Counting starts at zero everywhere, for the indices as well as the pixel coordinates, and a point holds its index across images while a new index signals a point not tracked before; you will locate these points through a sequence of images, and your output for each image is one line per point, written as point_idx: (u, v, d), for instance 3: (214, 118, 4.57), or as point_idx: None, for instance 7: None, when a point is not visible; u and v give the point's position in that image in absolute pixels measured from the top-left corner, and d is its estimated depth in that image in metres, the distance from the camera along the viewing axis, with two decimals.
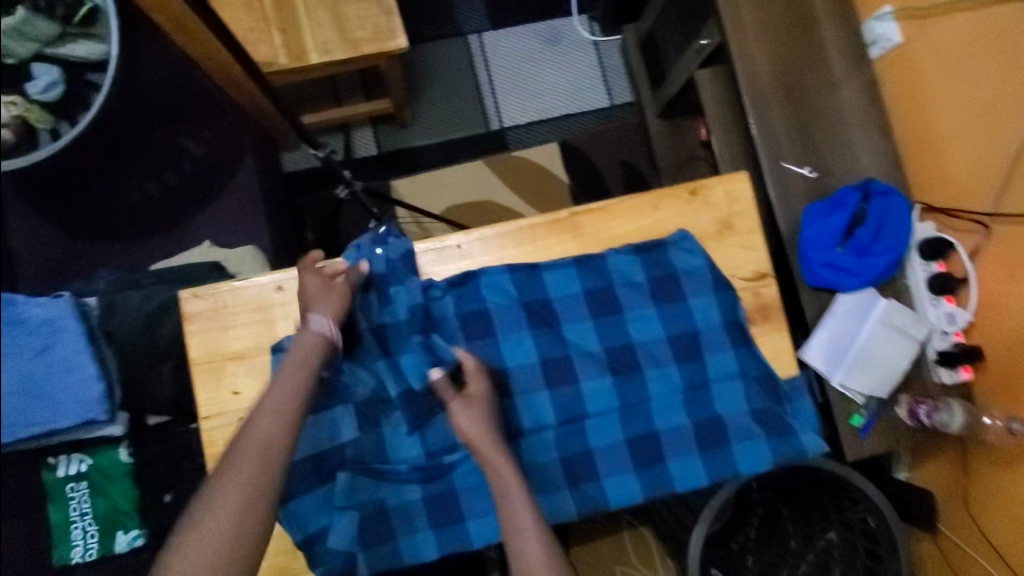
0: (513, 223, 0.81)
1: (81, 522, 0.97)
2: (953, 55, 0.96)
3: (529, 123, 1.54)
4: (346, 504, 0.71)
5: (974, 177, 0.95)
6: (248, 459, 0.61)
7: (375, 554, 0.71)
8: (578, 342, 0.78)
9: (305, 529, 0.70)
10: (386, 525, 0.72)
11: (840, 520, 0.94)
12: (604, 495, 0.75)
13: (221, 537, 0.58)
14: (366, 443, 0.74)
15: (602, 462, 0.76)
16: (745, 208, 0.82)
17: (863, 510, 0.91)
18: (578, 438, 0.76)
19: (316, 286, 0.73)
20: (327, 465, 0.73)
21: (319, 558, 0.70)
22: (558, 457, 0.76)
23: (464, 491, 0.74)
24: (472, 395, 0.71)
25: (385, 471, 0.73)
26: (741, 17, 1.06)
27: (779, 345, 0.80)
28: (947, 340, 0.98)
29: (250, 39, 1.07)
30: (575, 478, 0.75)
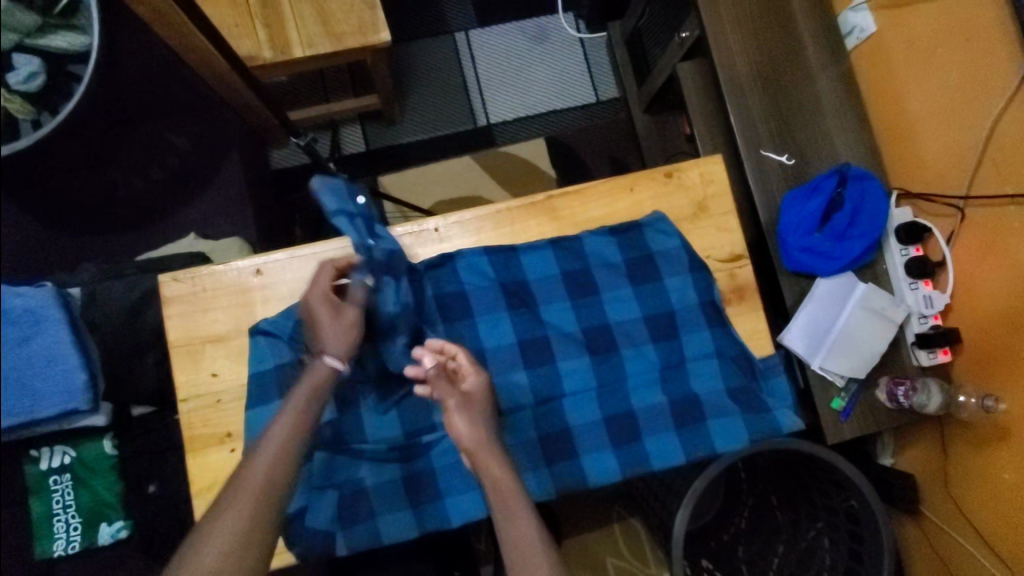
0: (491, 207, 0.83)
1: (64, 515, 0.97)
2: (923, 44, 0.98)
3: (516, 119, 1.56)
4: (324, 484, 0.74)
5: (948, 163, 0.97)
6: (254, 485, 0.62)
7: (351, 534, 0.73)
8: (556, 323, 0.80)
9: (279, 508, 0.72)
10: (364, 506, 0.74)
11: (825, 505, 0.93)
12: (582, 473, 0.76)
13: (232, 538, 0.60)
14: (344, 422, 0.76)
15: (581, 441, 0.77)
16: (721, 190, 0.84)
17: (848, 495, 0.89)
18: (557, 418, 0.77)
19: (325, 315, 0.71)
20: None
21: (296, 538, 0.72)
22: (536, 437, 0.76)
23: (440, 469, 0.76)
24: (470, 393, 0.70)
25: (361, 450, 0.75)
26: (719, 7, 1.07)
27: (755, 325, 0.82)
28: (925, 324, 1.00)
29: (235, 34, 1.09)
30: (553, 457, 0.76)
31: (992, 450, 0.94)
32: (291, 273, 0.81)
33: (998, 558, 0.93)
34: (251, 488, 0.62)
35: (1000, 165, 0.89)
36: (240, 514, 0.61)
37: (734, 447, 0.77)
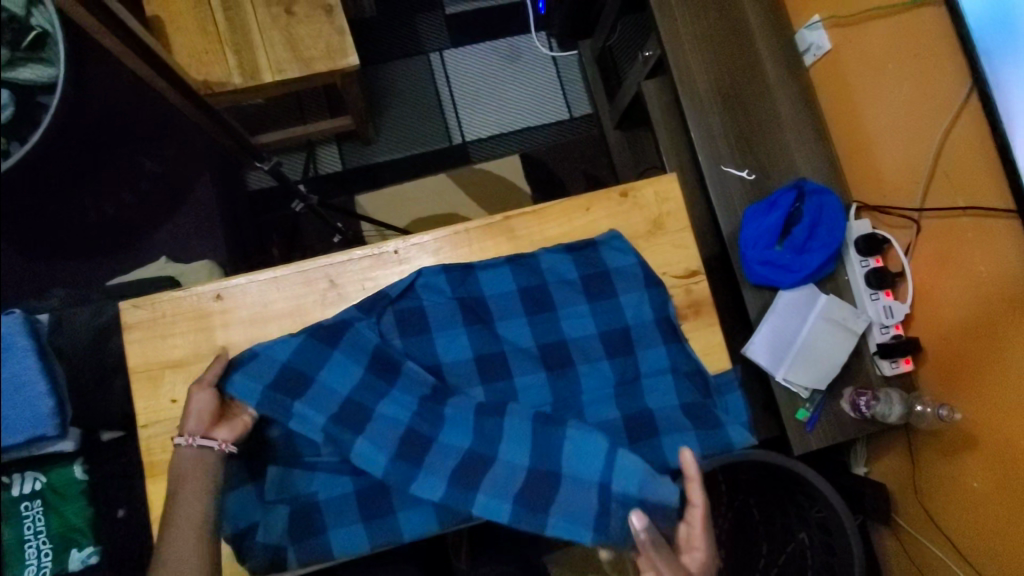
0: (450, 228, 0.85)
1: (36, 541, 0.93)
2: (876, 59, 1.00)
3: (491, 137, 1.58)
4: (277, 497, 0.79)
5: (903, 175, 0.99)
6: (188, 527, 0.69)
7: (305, 546, 0.77)
8: (512, 338, 0.82)
9: (235, 524, 0.76)
10: (316, 518, 0.79)
11: (802, 517, 0.95)
12: None
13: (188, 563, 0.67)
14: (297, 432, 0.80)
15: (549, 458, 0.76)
16: (676, 208, 0.85)
17: (823, 509, 0.90)
18: None
19: (193, 409, 0.74)
20: (258, 462, 0.80)
21: (248, 551, 0.76)
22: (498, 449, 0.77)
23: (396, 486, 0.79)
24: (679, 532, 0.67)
25: (315, 462, 0.80)
26: (678, 28, 1.10)
27: (709, 340, 0.84)
28: (886, 333, 1.01)
29: (204, 60, 1.10)
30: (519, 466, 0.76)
31: (960, 459, 0.95)
32: (253, 296, 0.82)
33: (965, 562, 0.96)
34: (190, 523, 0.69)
35: (952, 177, 0.90)
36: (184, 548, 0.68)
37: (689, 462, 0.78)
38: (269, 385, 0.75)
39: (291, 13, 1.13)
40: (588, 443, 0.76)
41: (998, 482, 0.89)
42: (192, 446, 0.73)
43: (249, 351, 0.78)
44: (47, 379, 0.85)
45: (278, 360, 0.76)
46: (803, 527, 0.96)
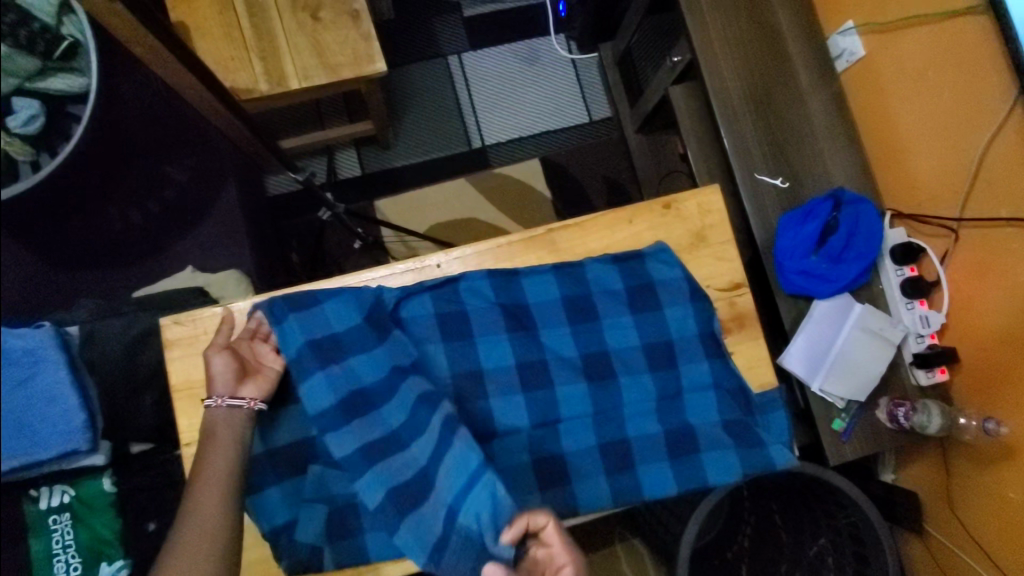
0: (492, 241, 0.83)
1: (64, 554, 0.95)
2: (914, 67, 0.98)
3: (511, 140, 1.57)
4: (314, 497, 0.74)
5: (941, 184, 0.98)
6: (210, 489, 0.65)
7: (341, 549, 0.73)
8: (539, 296, 0.81)
9: (272, 521, 0.73)
10: (353, 521, 0.74)
11: (829, 525, 0.95)
12: (574, 501, 0.76)
13: (206, 534, 0.63)
14: None
15: (575, 467, 0.77)
16: (718, 220, 0.84)
17: (851, 513, 0.91)
18: (553, 444, 0.77)
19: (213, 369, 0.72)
20: (298, 457, 0.76)
21: (285, 550, 0.72)
22: (528, 461, 0.76)
23: None
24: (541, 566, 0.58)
25: None
26: (710, 34, 1.09)
27: (754, 354, 0.83)
28: (922, 343, 1.01)
29: (230, 67, 1.08)
30: (545, 484, 0.76)
31: (996, 469, 0.95)
32: None
33: (999, 571, 0.96)
34: (215, 501, 0.65)
35: (995, 188, 0.89)
36: (208, 510, 0.64)
37: (727, 480, 0.77)
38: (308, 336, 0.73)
39: (317, 19, 1.12)
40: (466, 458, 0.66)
41: None
42: (222, 406, 0.70)
43: (308, 296, 0.77)
44: (80, 394, 0.84)
45: (328, 327, 0.75)
46: (823, 532, 0.95)
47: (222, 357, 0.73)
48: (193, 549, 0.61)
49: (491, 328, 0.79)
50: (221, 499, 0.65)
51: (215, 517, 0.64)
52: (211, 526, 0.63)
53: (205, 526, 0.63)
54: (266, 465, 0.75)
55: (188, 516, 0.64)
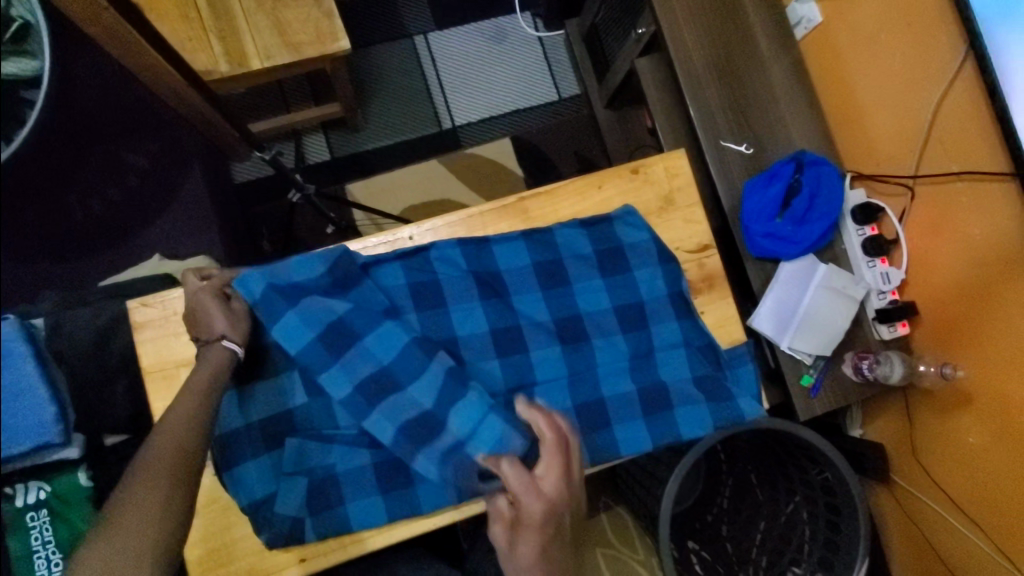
0: (463, 211, 0.83)
1: (44, 551, 0.94)
2: (868, 31, 1.01)
3: (481, 120, 1.57)
4: (294, 470, 0.72)
5: (894, 144, 1.02)
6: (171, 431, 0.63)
7: (322, 520, 0.71)
8: (510, 260, 0.81)
9: (251, 494, 0.71)
10: (334, 492, 0.72)
11: (803, 480, 0.95)
12: None
13: (163, 467, 0.60)
14: (312, 408, 0.74)
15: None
16: (686, 182, 0.86)
17: (824, 469, 0.89)
18: None
19: (216, 307, 0.71)
20: (273, 432, 0.73)
21: (265, 523, 0.70)
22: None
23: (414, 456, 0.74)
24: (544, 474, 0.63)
25: (333, 434, 0.74)
26: (672, 3, 1.10)
27: (724, 313, 0.85)
28: (884, 299, 1.05)
29: (189, 48, 1.06)
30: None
31: (953, 415, 1.00)
32: None
33: (957, 507, 1.02)
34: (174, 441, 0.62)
35: (947, 145, 0.93)
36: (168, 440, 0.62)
37: (700, 433, 0.80)
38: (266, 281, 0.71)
39: None
40: (470, 407, 0.71)
41: (992, 433, 0.94)
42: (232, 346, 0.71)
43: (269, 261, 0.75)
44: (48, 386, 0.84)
45: (291, 278, 0.73)
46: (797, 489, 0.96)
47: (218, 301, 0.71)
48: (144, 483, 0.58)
49: (467, 301, 0.79)
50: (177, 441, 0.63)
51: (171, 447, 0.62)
52: (171, 451, 0.62)
53: (163, 451, 0.61)
54: (240, 441, 0.72)
55: (145, 453, 0.61)
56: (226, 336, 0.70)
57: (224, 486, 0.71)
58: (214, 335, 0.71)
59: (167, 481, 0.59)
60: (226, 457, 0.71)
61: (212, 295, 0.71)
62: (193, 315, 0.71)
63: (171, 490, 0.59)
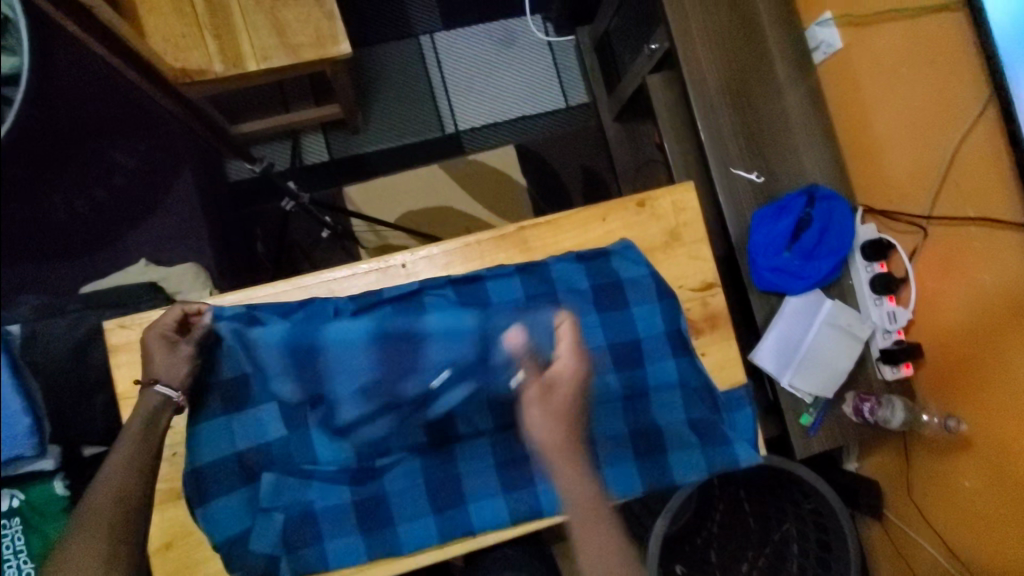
0: (461, 240, 0.80)
1: (15, 559, 0.93)
2: (889, 64, 0.97)
3: (485, 126, 1.52)
4: (271, 505, 0.69)
5: (910, 181, 0.98)
6: (110, 469, 0.65)
7: (299, 558, 0.69)
8: (504, 295, 0.77)
9: (225, 531, 0.68)
10: (311, 529, 0.70)
11: (795, 512, 0.96)
12: (539, 503, 0.73)
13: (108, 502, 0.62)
14: (293, 443, 0.72)
15: (539, 469, 0.74)
16: (694, 218, 0.82)
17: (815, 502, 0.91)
18: (516, 446, 0.75)
19: (158, 349, 0.69)
20: (252, 464, 0.71)
21: (237, 560, 0.68)
22: (494, 463, 0.75)
23: (395, 494, 0.72)
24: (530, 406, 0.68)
25: (312, 470, 0.71)
26: (688, 20, 1.06)
27: (725, 355, 0.82)
28: (889, 339, 1.02)
29: (182, 45, 1.01)
30: (510, 483, 0.74)
31: (953, 459, 0.97)
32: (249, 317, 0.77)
33: (949, 551, 1.00)
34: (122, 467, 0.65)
35: (963, 188, 0.90)
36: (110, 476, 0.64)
37: (693, 477, 0.77)
38: (230, 330, 0.72)
39: None
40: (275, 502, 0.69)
41: (992, 482, 0.91)
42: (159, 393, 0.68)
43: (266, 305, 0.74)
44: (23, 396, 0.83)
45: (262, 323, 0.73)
46: (788, 520, 0.96)
47: (169, 348, 0.70)
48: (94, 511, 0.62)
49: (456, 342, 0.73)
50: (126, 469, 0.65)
51: (111, 487, 0.63)
52: (113, 492, 0.63)
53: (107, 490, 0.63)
54: (216, 472, 0.70)
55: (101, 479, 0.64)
56: (156, 382, 0.68)
57: (195, 520, 0.68)
58: (151, 378, 0.69)
59: (107, 522, 0.61)
60: (200, 491, 0.69)
61: (157, 337, 0.69)
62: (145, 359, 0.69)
63: (113, 531, 0.61)
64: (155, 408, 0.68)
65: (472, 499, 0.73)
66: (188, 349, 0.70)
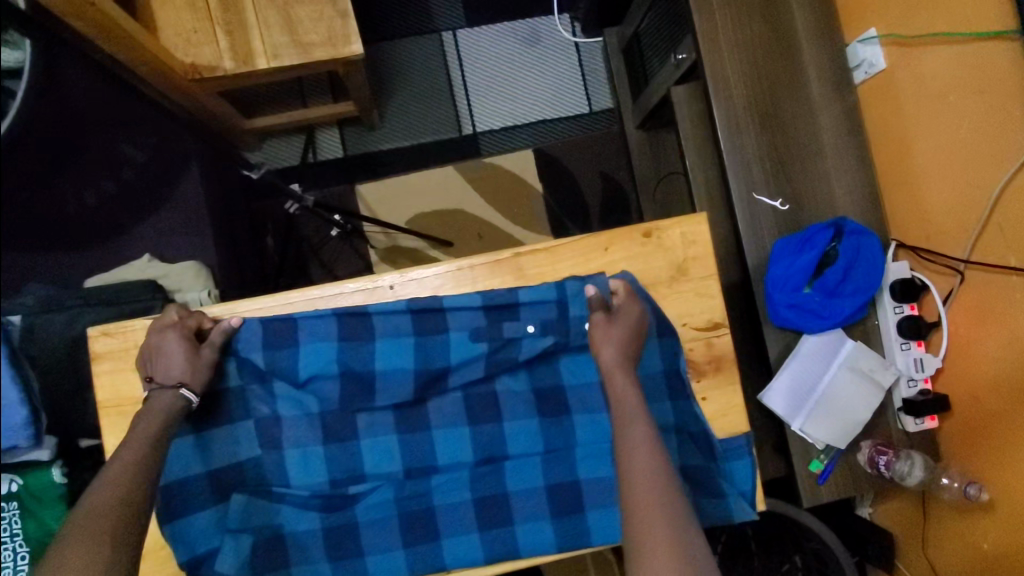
0: (453, 263, 0.76)
1: (11, 543, 0.93)
2: (936, 89, 0.88)
3: (504, 128, 1.48)
4: (239, 528, 0.68)
5: (950, 220, 0.90)
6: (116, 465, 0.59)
7: None
8: (534, 297, 0.73)
9: (193, 549, 0.68)
10: (281, 552, 0.69)
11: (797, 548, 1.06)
12: (516, 543, 0.71)
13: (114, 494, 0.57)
14: (266, 463, 0.71)
15: (518, 508, 0.72)
16: (703, 252, 0.77)
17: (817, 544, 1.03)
18: (495, 483, 0.72)
19: (176, 348, 0.66)
20: (222, 485, 0.70)
21: None
22: (470, 499, 0.72)
23: (366, 525, 0.71)
24: (607, 366, 0.67)
25: (283, 493, 0.71)
26: (717, 32, 0.99)
27: (726, 401, 0.77)
28: (914, 387, 0.95)
29: (193, 40, 1.00)
30: (486, 520, 0.71)
31: (972, 519, 0.90)
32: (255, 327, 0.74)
33: None
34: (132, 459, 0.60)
35: (1007, 233, 0.81)
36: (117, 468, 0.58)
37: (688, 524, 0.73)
38: (257, 325, 0.71)
39: None
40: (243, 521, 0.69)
41: (1012, 548, 0.83)
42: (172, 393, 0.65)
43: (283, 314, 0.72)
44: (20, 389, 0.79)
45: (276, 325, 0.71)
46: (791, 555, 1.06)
47: (184, 347, 0.67)
48: (99, 500, 0.56)
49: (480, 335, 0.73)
50: (136, 462, 0.60)
51: (117, 480, 0.58)
52: (119, 490, 0.57)
53: (112, 483, 0.57)
54: (186, 491, 0.69)
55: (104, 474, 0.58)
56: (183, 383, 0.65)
57: (164, 537, 0.67)
58: (171, 380, 0.66)
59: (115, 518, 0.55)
60: (170, 508, 0.68)
61: (177, 336, 0.67)
62: (154, 358, 0.66)
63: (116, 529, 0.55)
64: (167, 409, 0.65)
65: (444, 535, 0.71)
66: (211, 354, 0.68)
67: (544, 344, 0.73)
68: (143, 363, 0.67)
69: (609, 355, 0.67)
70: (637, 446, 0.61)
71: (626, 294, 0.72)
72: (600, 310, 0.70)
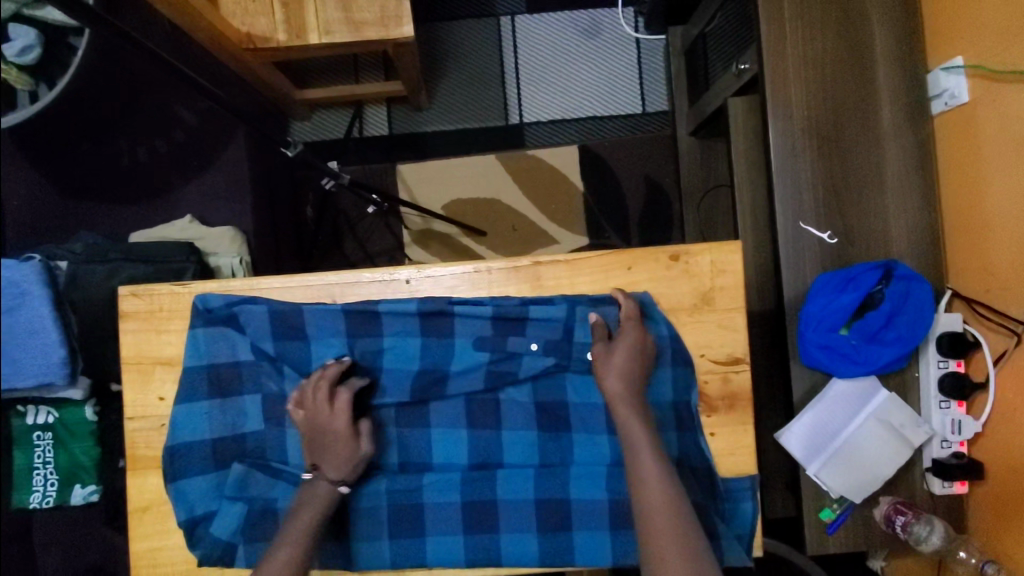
0: (472, 264, 0.75)
1: (43, 470, 0.92)
2: (1017, 134, 0.80)
3: (552, 121, 1.45)
4: (236, 495, 0.74)
5: (1013, 278, 0.82)
6: (285, 548, 0.66)
7: (255, 549, 0.74)
8: (544, 314, 0.73)
9: (190, 510, 0.73)
10: (270, 524, 0.74)
11: None
12: (499, 552, 0.73)
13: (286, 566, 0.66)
14: (268, 440, 0.76)
15: (506, 517, 0.73)
16: (732, 282, 0.74)
17: None
18: (487, 489, 0.74)
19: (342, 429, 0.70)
20: (225, 452, 0.75)
21: (198, 540, 0.73)
22: (459, 501, 0.74)
23: (361, 511, 0.74)
24: (611, 395, 0.69)
25: (280, 469, 0.76)
26: (784, 44, 0.93)
27: (735, 440, 0.74)
28: (946, 449, 0.89)
29: (250, 10, 1.01)
30: (473, 524, 0.73)
31: None
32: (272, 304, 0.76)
33: None
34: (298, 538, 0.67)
35: None
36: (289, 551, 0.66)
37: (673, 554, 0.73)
38: (272, 309, 0.74)
39: None
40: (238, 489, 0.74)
41: None
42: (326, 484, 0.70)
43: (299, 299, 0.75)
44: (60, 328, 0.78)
45: (293, 309, 0.74)
46: None
47: (327, 425, 0.70)
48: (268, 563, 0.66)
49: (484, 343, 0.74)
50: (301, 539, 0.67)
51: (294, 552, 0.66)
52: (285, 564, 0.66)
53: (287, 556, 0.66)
54: (193, 454, 0.74)
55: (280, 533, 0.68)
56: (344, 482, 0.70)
57: (167, 494, 0.73)
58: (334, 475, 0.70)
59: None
60: (174, 468, 0.73)
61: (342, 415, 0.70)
62: (319, 446, 0.70)
63: None
64: (325, 495, 0.70)
65: (429, 533, 0.74)
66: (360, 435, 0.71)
67: (544, 364, 0.74)
68: (310, 450, 0.71)
69: (614, 385, 0.69)
70: (649, 486, 0.65)
71: (631, 320, 0.71)
72: (603, 338, 0.71)
